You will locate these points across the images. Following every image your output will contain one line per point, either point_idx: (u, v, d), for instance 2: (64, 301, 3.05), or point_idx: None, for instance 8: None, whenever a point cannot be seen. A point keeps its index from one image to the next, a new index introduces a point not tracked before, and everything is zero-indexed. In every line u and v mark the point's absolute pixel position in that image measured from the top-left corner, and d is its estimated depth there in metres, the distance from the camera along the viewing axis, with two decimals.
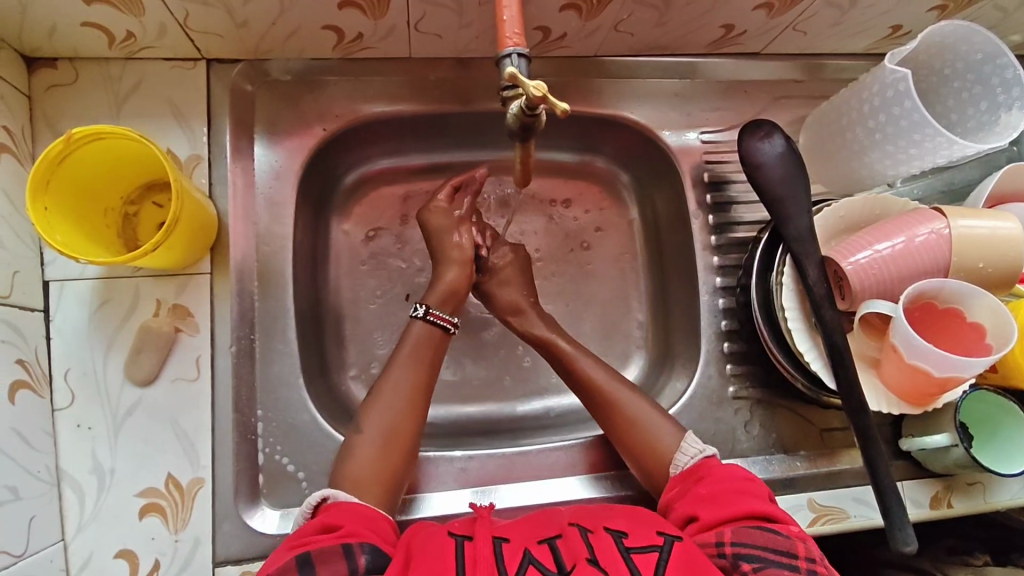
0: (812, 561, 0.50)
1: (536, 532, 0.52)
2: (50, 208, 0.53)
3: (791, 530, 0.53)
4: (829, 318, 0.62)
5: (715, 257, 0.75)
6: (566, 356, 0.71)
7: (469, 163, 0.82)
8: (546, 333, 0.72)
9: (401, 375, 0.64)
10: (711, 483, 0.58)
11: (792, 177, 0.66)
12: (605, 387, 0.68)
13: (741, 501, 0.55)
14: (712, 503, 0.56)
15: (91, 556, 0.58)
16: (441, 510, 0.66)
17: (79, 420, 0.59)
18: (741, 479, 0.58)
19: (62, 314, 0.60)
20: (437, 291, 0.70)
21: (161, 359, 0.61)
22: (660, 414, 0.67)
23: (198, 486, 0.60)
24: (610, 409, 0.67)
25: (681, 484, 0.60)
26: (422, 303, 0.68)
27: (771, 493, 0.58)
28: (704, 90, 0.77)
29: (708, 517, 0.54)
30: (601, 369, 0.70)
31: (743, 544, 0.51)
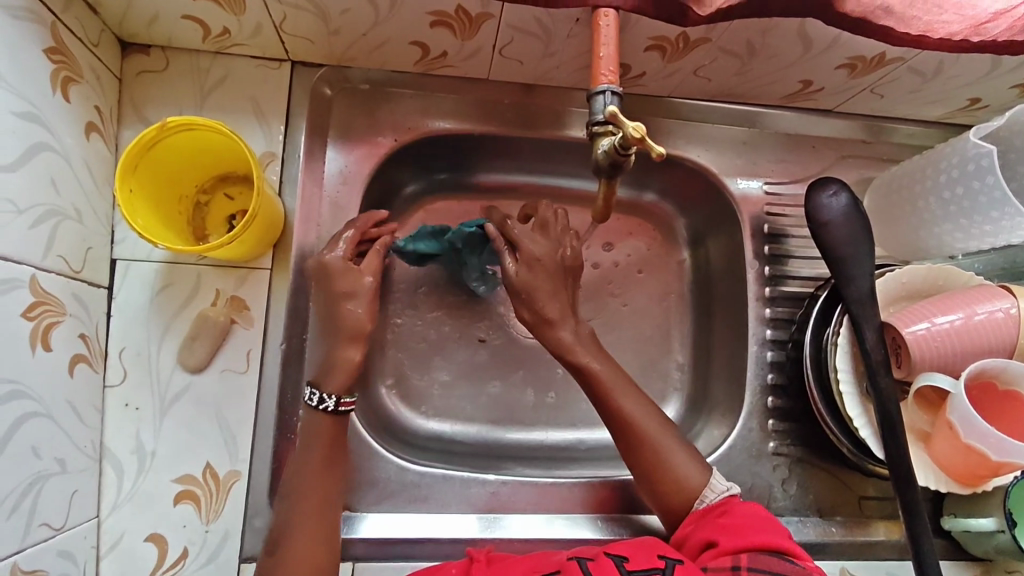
0: None
1: (535, 568, 0.51)
2: (133, 187, 0.54)
3: (810, 566, 0.50)
4: (883, 385, 0.61)
5: (767, 309, 0.74)
6: (599, 382, 0.64)
7: (526, 186, 0.82)
8: (580, 356, 0.65)
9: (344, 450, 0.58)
10: (734, 513, 0.56)
11: (858, 238, 0.66)
12: (634, 419, 0.63)
13: (763, 532, 0.53)
14: (731, 532, 0.54)
15: (123, 535, 0.58)
16: (472, 533, 0.65)
17: (128, 400, 0.60)
18: (765, 518, 0.56)
19: (125, 294, 0.61)
20: (342, 371, 0.57)
21: (214, 349, 0.61)
22: (689, 450, 0.63)
23: (234, 479, 0.60)
24: (638, 442, 0.63)
25: (702, 519, 0.58)
26: (330, 394, 0.57)
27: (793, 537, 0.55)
28: (770, 141, 0.77)
29: (728, 543, 0.53)
30: (633, 398, 0.64)
31: (759, 569, 0.48)
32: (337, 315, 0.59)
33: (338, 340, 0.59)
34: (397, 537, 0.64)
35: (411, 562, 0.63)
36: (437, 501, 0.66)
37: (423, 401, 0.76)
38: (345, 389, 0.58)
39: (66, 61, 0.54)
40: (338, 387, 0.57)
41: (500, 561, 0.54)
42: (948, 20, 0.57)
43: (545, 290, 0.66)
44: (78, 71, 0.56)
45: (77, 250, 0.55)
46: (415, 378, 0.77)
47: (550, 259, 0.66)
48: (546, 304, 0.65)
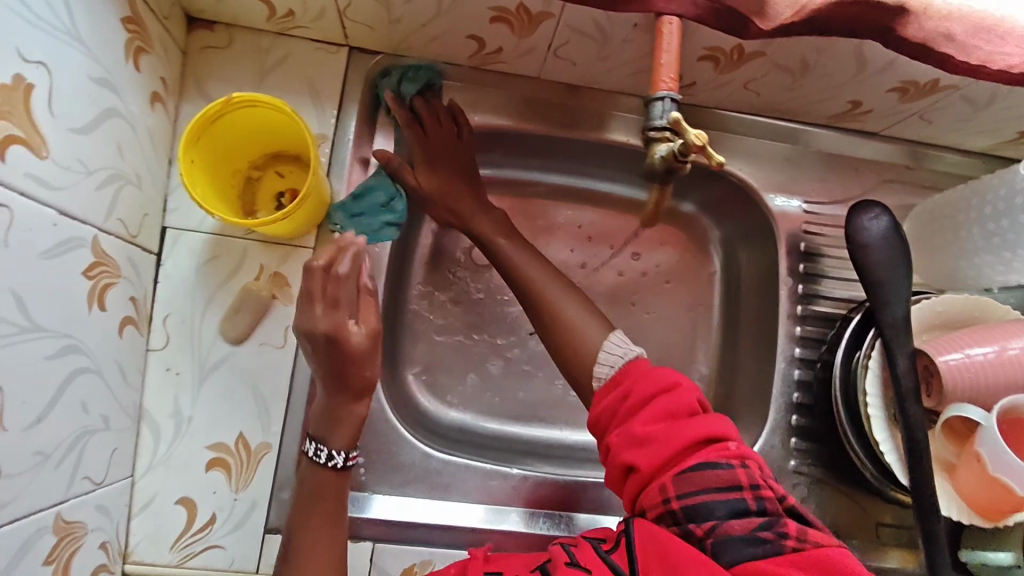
0: (757, 490, 0.47)
1: (531, 562, 0.48)
2: (194, 157, 0.55)
3: (730, 452, 0.49)
4: (913, 413, 0.61)
5: (797, 326, 0.74)
6: (501, 254, 0.69)
7: (563, 187, 0.84)
8: (486, 233, 0.71)
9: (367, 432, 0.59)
10: (641, 414, 0.53)
11: (896, 262, 0.66)
12: (537, 281, 0.66)
13: (675, 432, 0.50)
14: (647, 441, 0.51)
15: (154, 496, 0.59)
16: (483, 522, 0.65)
17: (168, 364, 0.61)
18: (666, 395, 0.53)
19: (173, 261, 0.62)
20: (343, 428, 0.56)
21: (255, 322, 0.63)
22: (594, 318, 0.62)
23: (265, 451, 0.62)
24: (542, 306, 0.64)
25: (612, 409, 0.55)
26: (339, 450, 0.56)
27: (702, 402, 0.54)
28: (812, 160, 0.77)
29: (648, 462, 0.50)
30: (535, 265, 0.68)
31: (689, 495, 0.47)
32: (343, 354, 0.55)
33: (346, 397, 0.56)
34: (418, 522, 0.64)
35: (431, 547, 0.64)
36: (457, 490, 0.67)
37: (448, 391, 0.77)
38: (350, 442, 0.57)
39: (139, 32, 0.55)
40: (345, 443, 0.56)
41: (500, 558, 0.50)
42: (1009, 51, 0.57)
43: (453, 193, 0.72)
44: (149, 42, 0.58)
45: (134, 215, 0.57)
46: (441, 368, 0.78)
47: (444, 159, 0.71)
48: (457, 203, 0.72)
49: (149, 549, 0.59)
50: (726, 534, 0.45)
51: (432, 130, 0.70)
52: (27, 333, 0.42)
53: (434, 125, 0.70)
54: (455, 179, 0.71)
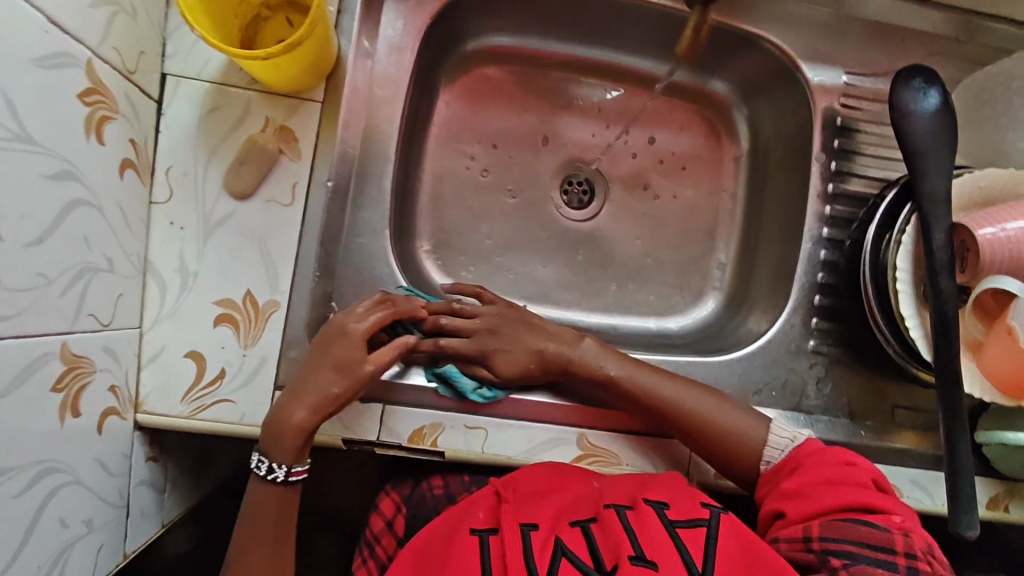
0: (912, 558, 0.48)
1: (568, 509, 0.55)
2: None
3: (893, 523, 0.51)
4: (944, 287, 0.59)
5: (827, 206, 0.70)
6: (617, 380, 0.63)
7: (586, 61, 0.80)
8: (598, 366, 0.63)
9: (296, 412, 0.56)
10: (803, 475, 0.57)
11: (940, 134, 0.62)
12: (666, 398, 0.62)
13: (830, 493, 0.54)
14: (801, 498, 0.55)
15: (163, 349, 0.59)
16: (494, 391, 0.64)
17: (172, 218, 0.59)
18: (836, 463, 0.57)
19: (174, 110, 0.59)
20: (287, 443, 0.56)
21: (261, 176, 0.60)
22: (741, 408, 0.63)
23: (273, 309, 0.60)
24: (676, 413, 0.62)
25: (774, 481, 0.59)
26: (279, 465, 0.56)
27: (878, 480, 0.56)
28: (857, 28, 0.71)
29: (799, 512, 0.54)
30: (655, 379, 0.63)
31: (833, 539, 0.50)
32: (277, 429, 0.56)
33: (310, 391, 0.56)
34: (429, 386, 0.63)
35: (440, 411, 0.63)
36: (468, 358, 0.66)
37: (462, 269, 0.77)
38: (294, 458, 0.57)
39: None
40: (294, 458, 0.56)
41: (526, 504, 0.56)
42: None
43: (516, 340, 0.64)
44: None
45: (131, 48, 0.53)
46: (453, 247, 0.77)
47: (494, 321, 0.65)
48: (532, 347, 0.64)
49: (160, 400, 0.59)
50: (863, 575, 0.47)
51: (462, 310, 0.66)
52: (22, 142, 0.40)
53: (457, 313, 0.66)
54: (525, 345, 0.64)
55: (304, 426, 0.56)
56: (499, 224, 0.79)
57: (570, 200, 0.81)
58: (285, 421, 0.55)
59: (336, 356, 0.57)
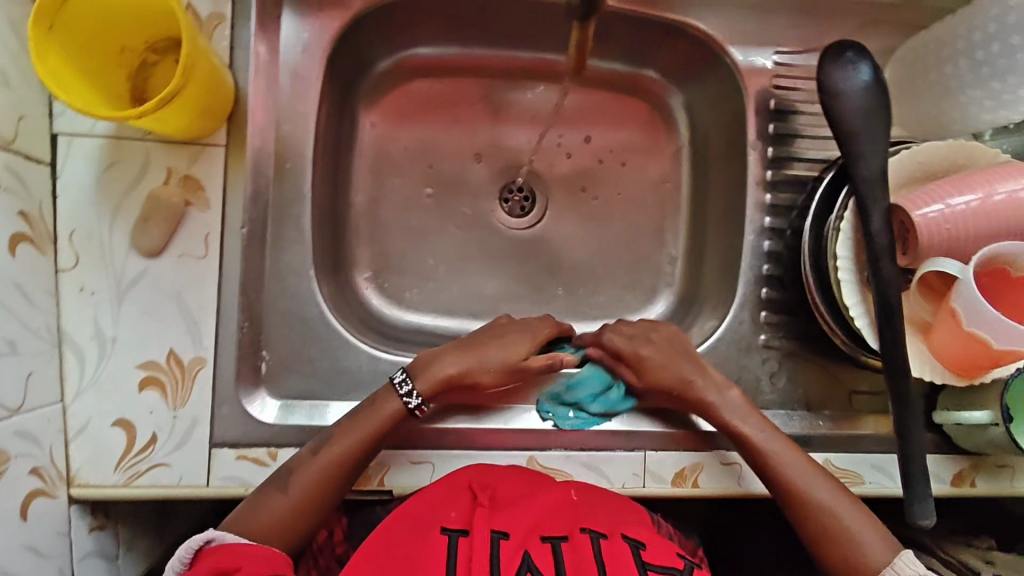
0: None
1: (540, 526, 0.50)
2: (55, 27, 0.47)
3: None
4: (886, 272, 0.57)
5: (767, 194, 0.67)
6: (756, 448, 0.59)
7: (512, 63, 0.76)
8: (743, 429, 0.60)
9: (446, 364, 0.59)
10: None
11: (873, 112, 0.60)
12: (795, 474, 0.58)
13: None
14: None
15: (90, 420, 0.57)
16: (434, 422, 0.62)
17: (82, 284, 0.57)
18: None
19: (69, 171, 0.57)
20: (429, 376, 0.58)
21: (169, 231, 0.57)
22: (870, 521, 0.56)
23: (199, 366, 0.58)
24: (798, 496, 0.58)
25: None
26: (419, 393, 0.58)
27: None
28: (785, 4, 0.68)
29: None
30: (794, 459, 0.59)
31: None
32: (422, 365, 0.60)
33: (460, 357, 0.60)
34: None
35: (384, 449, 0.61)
36: None
37: (405, 292, 0.75)
38: (429, 395, 0.58)
39: None
40: (426, 391, 0.58)
41: (501, 514, 0.51)
42: None
43: (676, 363, 0.62)
44: None
45: (6, 117, 0.50)
46: (393, 270, 0.75)
47: (661, 347, 0.63)
48: (688, 372, 0.61)
49: (93, 472, 0.57)
50: None
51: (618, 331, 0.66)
52: None
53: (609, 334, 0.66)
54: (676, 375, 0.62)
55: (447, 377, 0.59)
56: (438, 242, 0.76)
57: (510, 208, 0.78)
58: (438, 365, 0.59)
59: (507, 342, 0.62)
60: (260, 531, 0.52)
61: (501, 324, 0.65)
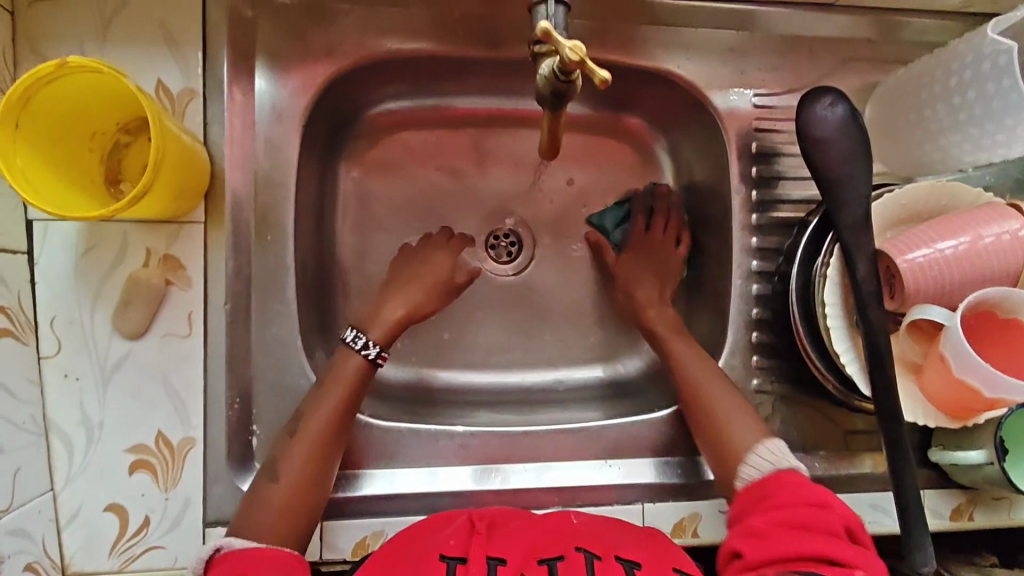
0: None
1: (535, 549, 0.47)
2: (21, 125, 0.47)
3: None
4: (874, 318, 0.57)
5: (753, 238, 0.67)
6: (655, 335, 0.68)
7: (491, 111, 0.76)
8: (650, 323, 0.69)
9: (390, 308, 0.64)
10: (768, 513, 0.51)
11: (853, 158, 0.59)
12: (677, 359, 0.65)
13: (795, 538, 0.48)
14: (764, 539, 0.49)
15: (81, 507, 0.57)
16: (425, 487, 0.63)
17: (66, 371, 0.56)
18: (816, 508, 0.51)
19: (47, 258, 0.56)
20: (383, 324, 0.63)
21: (151, 312, 0.57)
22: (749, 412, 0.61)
23: (189, 446, 0.58)
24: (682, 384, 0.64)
25: (749, 512, 0.54)
26: (374, 343, 0.60)
27: (853, 532, 0.50)
28: (762, 45, 0.68)
29: (756, 555, 0.48)
30: (690, 350, 0.65)
31: None
32: (374, 317, 0.64)
33: (397, 293, 0.66)
34: (366, 494, 0.62)
35: (383, 517, 0.61)
36: (406, 457, 0.63)
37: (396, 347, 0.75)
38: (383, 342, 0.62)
39: None
40: (380, 339, 0.62)
41: (499, 537, 0.49)
42: None
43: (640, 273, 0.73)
44: None
45: None
46: None
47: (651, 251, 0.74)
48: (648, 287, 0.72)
49: (86, 559, 0.57)
50: None
51: (660, 224, 0.75)
52: None
53: (659, 223, 0.75)
54: (651, 272, 0.73)
55: (399, 319, 0.64)
56: None
57: (497, 254, 0.77)
58: (385, 311, 0.64)
59: (430, 266, 0.69)
60: (275, 526, 0.52)
61: (413, 253, 0.71)
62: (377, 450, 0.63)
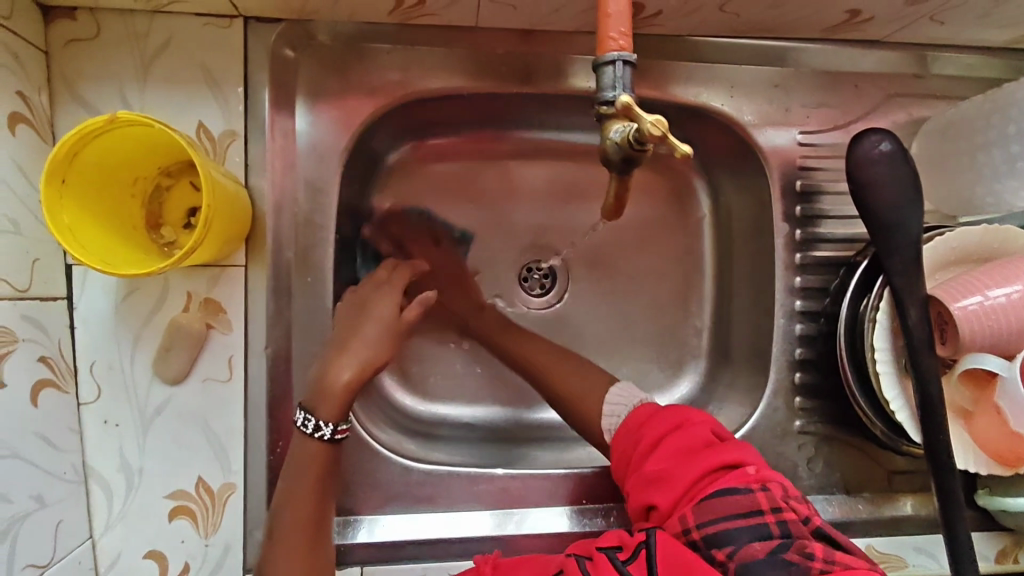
0: (780, 512, 0.43)
1: None
2: (68, 180, 0.46)
3: (750, 478, 0.45)
4: (926, 365, 0.55)
5: (797, 277, 0.66)
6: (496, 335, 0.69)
7: (526, 142, 0.74)
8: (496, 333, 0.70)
9: (338, 369, 0.54)
10: (653, 454, 0.50)
11: (904, 199, 0.57)
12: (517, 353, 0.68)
13: (685, 467, 0.48)
14: (657, 482, 0.48)
15: (121, 554, 0.56)
16: (445, 532, 0.62)
17: (106, 417, 0.56)
18: (683, 424, 0.51)
19: (86, 303, 0.55)
20: (334, 395, 0.53)
21: (192, 358, 0.56)
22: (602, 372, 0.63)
23: (229, 492, 0.57)
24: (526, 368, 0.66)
25: (630, 453, 0.53)
26: (326, 421, 0.53)
27: (718, 431, 0.51)
28: (806, 81, 0.66)
29: (663, 500, 0.47)
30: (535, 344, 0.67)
31: (710, 524, 0.43)
32: (324, 388, 0.54)
33: (339, 354, 0.55)
34: (402, 539, 0.61)
35: (421, 563, 0.61)
36: (446, 501, 0.63)
37: (428, 382, 0.73)
38: (340, 415, 0.53)
39: None
40: (333, 415, 0.53)
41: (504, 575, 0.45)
42: None
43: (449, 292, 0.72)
44: None
45: (20, 265, 0.49)
46: (416, 360, 0.73)
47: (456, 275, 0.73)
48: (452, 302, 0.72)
49: None
50: (748, 559, 0.40)
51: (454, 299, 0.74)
52: None
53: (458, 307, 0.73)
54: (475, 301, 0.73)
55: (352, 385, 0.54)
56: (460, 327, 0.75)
57: (531, 287, 0.76)
58: (331, 377, 0.54)
59: (374, 311, 0.59)
60: None
61: (357, 302, 0.60)
62: (416, 494, 0.63)
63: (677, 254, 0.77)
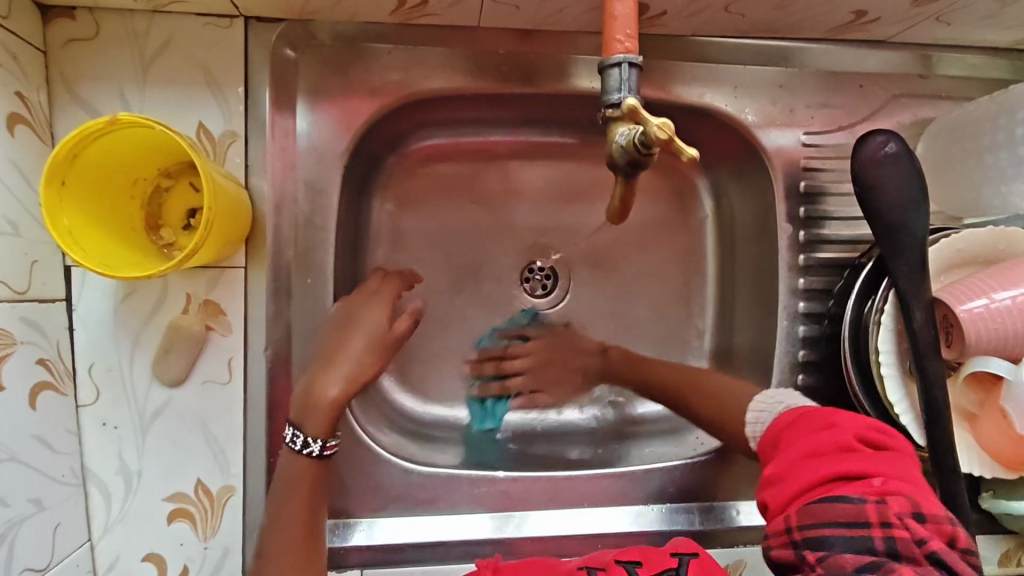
0: (890, 527, 0.38)
1: None
2: (67, 182, 0.46)
3: (870, 490, 0.40)
4: (932, 369, 0.54)
5: (800, 279, 0.66)
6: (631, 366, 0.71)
7: (528, 143, 0.74)
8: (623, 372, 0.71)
9: (326, 383, 0.53)
10: (784, 453, 0.46)
11: (909, 201, 0.56)
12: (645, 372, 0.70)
13: (807, 466, 0.44)
14: (774, 478, 0.45)
15: (119, 556, 0.56)
16: (442, 536, 0.61)
17: (104, 419, 0.55)
18: (825, 422, 0.46)
19: (84, 304, 0.55)
20: (320, 410, 0.52)
21: (192, 360, 0.56)
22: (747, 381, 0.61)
23: (228, 494, 0.57)
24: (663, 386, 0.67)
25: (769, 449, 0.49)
26: (314, 437, 0.52)
27: (871, 432, 0.44)
28: (811, 81, 0.66)
29: (776, 494, 0.44)
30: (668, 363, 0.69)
31: (812, 526, 0.40)
32: (311, 406, 0.53)
33: (326, 368, 0.55)
34: (402, 542, 0.61)
35: (423, 566, 0.61)
36: (445, 503, 0.62)
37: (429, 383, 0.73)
38: (328, 430, 0.53)
39: None
40: (320, 430, 0.52)
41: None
42: None
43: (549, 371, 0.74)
44: None
45: (18, 267, 0.49)
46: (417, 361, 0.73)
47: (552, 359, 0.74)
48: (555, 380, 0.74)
49: None
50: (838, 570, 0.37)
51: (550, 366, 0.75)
52: None
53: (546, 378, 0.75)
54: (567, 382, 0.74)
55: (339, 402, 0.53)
56: (461, 328, 0.74)
57: (532, 288, 0.76)
58: (318, 391, 0.53)
59: (363, 321, 0.59)
60: None
61: (346, 313, 0.59)
62: (416, 496, 0.62)
63: (681, 255, 0.76)
